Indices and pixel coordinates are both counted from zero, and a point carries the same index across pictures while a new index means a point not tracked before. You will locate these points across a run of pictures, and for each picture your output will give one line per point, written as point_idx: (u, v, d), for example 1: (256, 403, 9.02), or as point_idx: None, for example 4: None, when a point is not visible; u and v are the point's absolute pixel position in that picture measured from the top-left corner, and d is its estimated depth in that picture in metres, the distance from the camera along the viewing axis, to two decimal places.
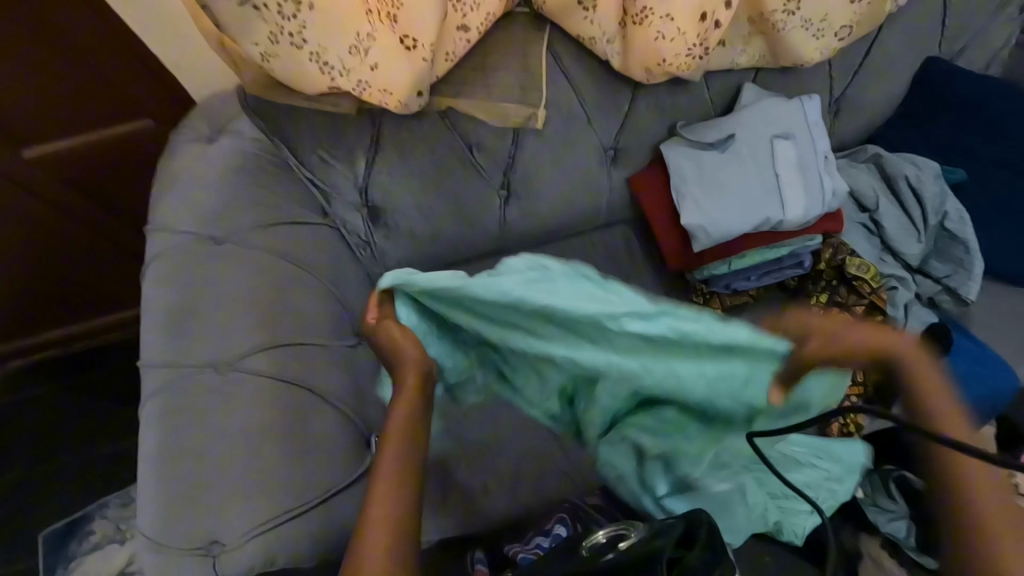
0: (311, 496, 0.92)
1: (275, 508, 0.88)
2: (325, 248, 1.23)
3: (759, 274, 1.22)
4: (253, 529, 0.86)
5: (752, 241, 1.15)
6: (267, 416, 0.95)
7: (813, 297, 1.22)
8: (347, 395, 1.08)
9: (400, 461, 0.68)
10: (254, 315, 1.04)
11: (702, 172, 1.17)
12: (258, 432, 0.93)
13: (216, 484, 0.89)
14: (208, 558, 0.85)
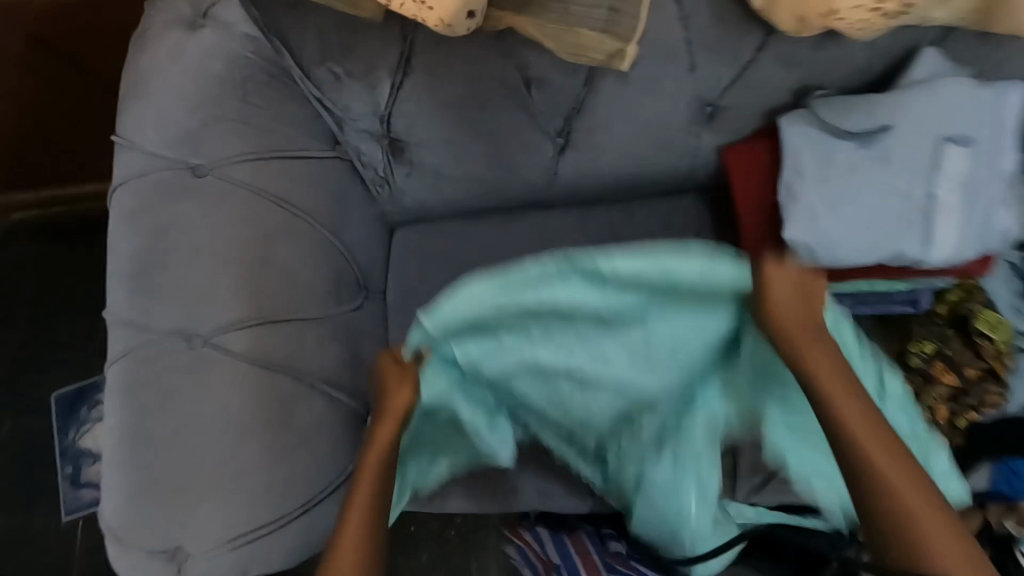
0: (293, 505, 0.82)
1: (253, 520, 0.79)
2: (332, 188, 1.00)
3: (856, 302, 0.99)
4: (220, 543, 0.78)
5: (865, 274, 0.91)
6: (242, 409, 0.81)
7: (915, 343, 1.00)
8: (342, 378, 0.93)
9: (384, 437, 0.76)
10: (235, 279, 0.86)
11: (827, 170, 0.88)
12: (232, 431, 0.80)
13: (181, 485, 0.78)
14: (172, 562, 0.78)
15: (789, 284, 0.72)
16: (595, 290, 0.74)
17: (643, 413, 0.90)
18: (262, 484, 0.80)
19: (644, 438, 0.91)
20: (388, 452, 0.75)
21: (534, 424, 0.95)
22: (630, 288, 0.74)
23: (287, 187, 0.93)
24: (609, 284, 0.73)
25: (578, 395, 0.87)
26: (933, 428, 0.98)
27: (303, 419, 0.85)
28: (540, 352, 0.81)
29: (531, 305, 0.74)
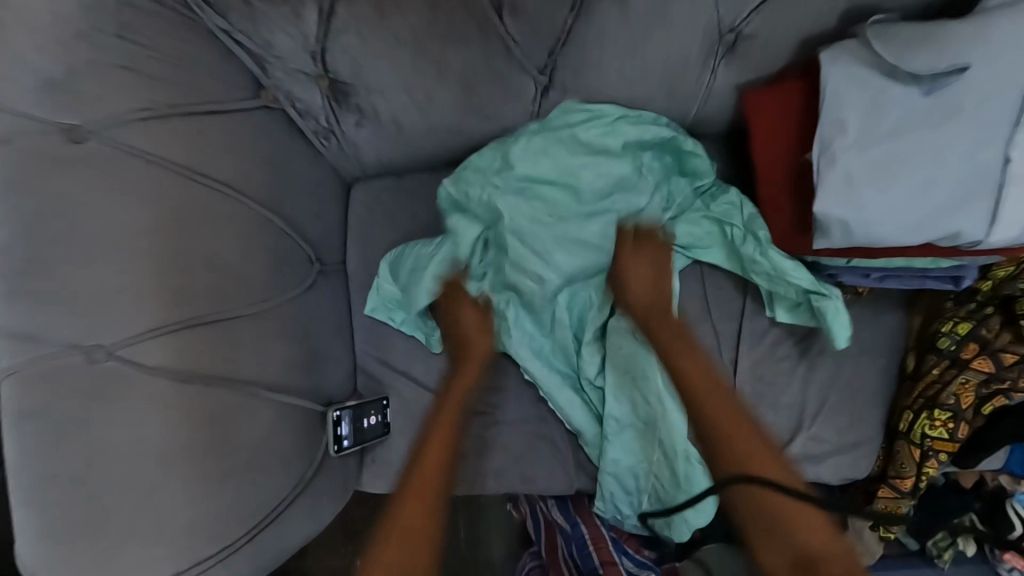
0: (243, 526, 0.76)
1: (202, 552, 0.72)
2: (265, 148, 0.83)
3: (884, 275, 0.87)
4: None
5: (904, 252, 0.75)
6: (179, 438, 0.70)
7: (948, 321, 0.90)
8: (297, 369, 0.85)
9: (466, 380, 0.94)
10: (145, 276, 0.69)
11: (874, 125, 0.71)
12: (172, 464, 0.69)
13: (107, 525, 0.67)
14: None
15: (648, 260, 0.93)
16: (581, 150, 0.94)
17: (603, 286, 1.00)
18: (209, 514, 0.72)
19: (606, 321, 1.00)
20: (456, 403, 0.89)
21: (512, 316, 1.00)
22: (597, 145, 0.93)
23: (201, 157, 0.75)
24: (581, 155, 0.93)
25: (557, 262, 0.97)
26: (954, 414, 0.87)
27: (251, 431, 0.77)
28: (531, 228, 0.96)
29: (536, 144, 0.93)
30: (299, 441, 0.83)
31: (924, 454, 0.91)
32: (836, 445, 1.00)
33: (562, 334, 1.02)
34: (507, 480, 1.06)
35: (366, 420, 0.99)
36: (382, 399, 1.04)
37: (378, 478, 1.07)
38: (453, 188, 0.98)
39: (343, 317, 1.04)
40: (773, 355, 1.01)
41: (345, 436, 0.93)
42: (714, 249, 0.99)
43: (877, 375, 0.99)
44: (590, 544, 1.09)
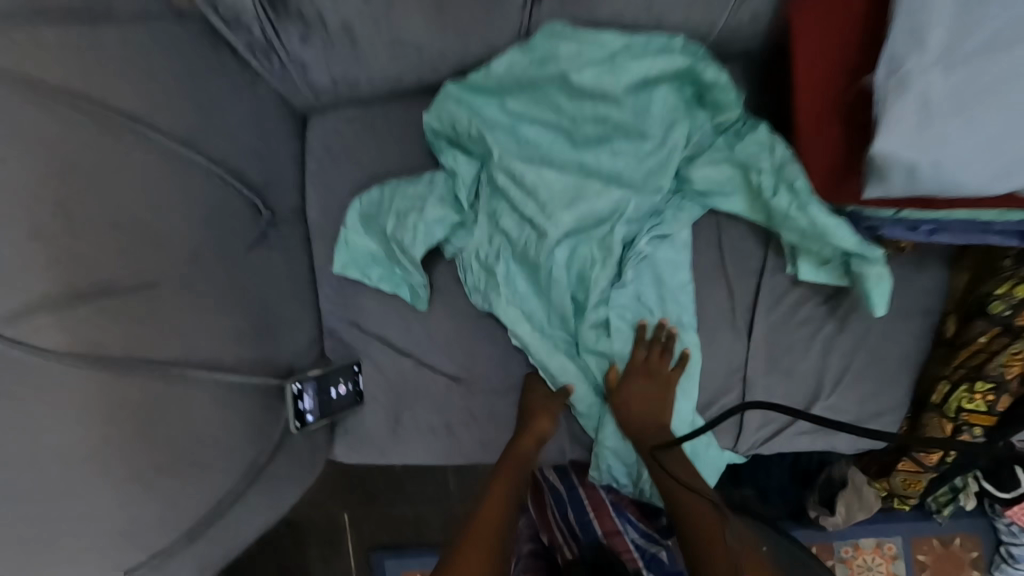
0: (186, 521, 0.66)
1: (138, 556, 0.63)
2: (189, 66, 0.71)
3: (933, 228, 0.73)
4: None
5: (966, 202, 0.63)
6: (92, 438, 0.57)
7: (1006, 280, 0.76)
8: (244, 336, 0.73)
9: (525, 456, 0.88)
10: (35, 241, 0.53)
11: (963, 39, 0.56)
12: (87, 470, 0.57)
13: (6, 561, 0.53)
14: None
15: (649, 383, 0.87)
16: (578, 87, 0.81)
17: (606, 241, 0.85)
18: (142, 515, 0.62)
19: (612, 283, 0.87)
20: (513, 480, 0.86)
21: (502, 274, 0.88)
22: (595, 80, 0.80)
23: (96, 82, 0.60)
24: (574, 95, 0.82)
25: (555, 216, 0.83)
26: (997, 386, 0.77)
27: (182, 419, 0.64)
28: (524, 174, 0.83)
29: (529, 73, 0.81)
30: (250, 421, 0.73)
31: (958, 429, 0.82)
32: (856, 416, 0.91)
33: (559, 299, 0.88)
34: (493, 450, 0.98)
35: (334, 390, 0.89)
36: (352, 366, 0.93)
37: (355, 449, 0.98)
38: (436, 123, 0.85)
39: (304, 274, 0.91)
40: (792, 318, 0.90)
41: (309, 411, 0.83)
42: (734, 196, 0.85)
43: (908, 340, 0.88)
44: (590, 510, 0.95)
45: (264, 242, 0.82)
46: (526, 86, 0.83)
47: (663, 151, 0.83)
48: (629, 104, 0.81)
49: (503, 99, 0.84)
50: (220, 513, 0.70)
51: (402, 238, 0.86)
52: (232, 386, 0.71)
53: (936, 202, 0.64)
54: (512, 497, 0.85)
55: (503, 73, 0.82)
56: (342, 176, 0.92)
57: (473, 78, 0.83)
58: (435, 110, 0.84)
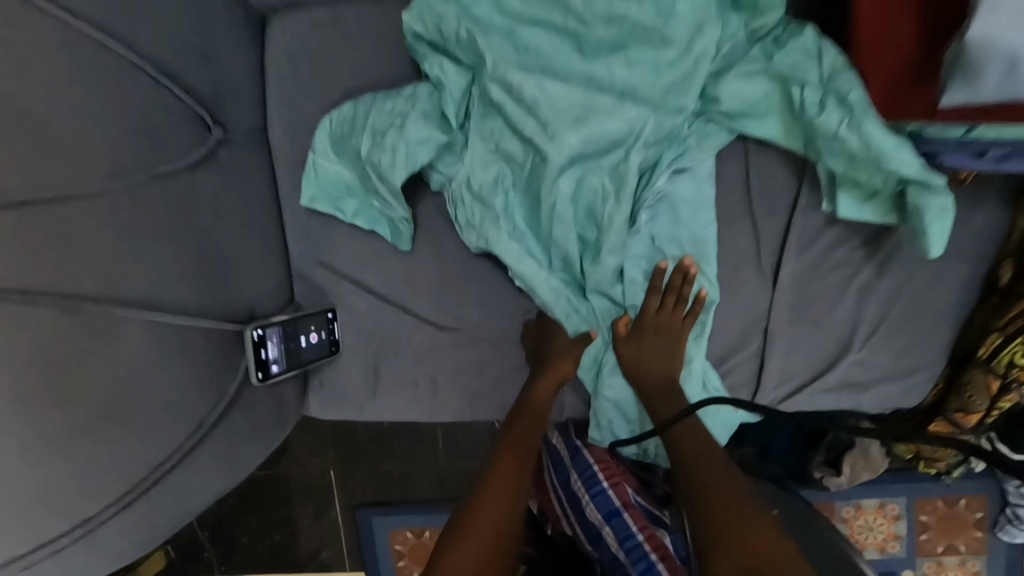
0: (118, 485, 0.57)
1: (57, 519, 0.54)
2: None
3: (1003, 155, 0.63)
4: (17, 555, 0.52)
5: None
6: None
7: None
8: (188, 272, 0.62)
9: (537, 413, 0.79)
10: None
11: None
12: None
13: None
14: None
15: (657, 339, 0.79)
16: None
17: (619, 169, 0.73)
18: (61, 474, 0.53)
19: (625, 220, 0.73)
20: (525, 440, 0.76)
21: (499, 208, 0.76)
22: None
23: None
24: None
25: (560, 138, 0.70)
26: None
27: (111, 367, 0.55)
28: (526, 87, 0.70)
29: None
30: (199, 368, 0.63)
31: (1004, 389, 0.73)
32: (886, 371, 0.82)
33: (563, 238, 0.76)
34: (484, 408, 0.89)
35: (304, 338, 0.79)
36: (327, 313, 0.82)
37: (330, 404, 0.89)
38: (420, 26, 0.71)
39: (268, 207, 0.79)
40: (824, 263, 0.79)
41: (274, 360, 0.73)
42: (769, 118, 0.72)
43: (953, 289, 0.78)
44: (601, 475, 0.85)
45: (216, 165, 0.69)
46: None
47: (688, 60, 0.70)
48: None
49: None
50: (168, 472, 0.61)
51: (379, 162, 0.72)
52: (176, 330, 0.61)
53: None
54: (531, 458, 0.75)
55: None
56: (310, 91, 0.78)
57: None
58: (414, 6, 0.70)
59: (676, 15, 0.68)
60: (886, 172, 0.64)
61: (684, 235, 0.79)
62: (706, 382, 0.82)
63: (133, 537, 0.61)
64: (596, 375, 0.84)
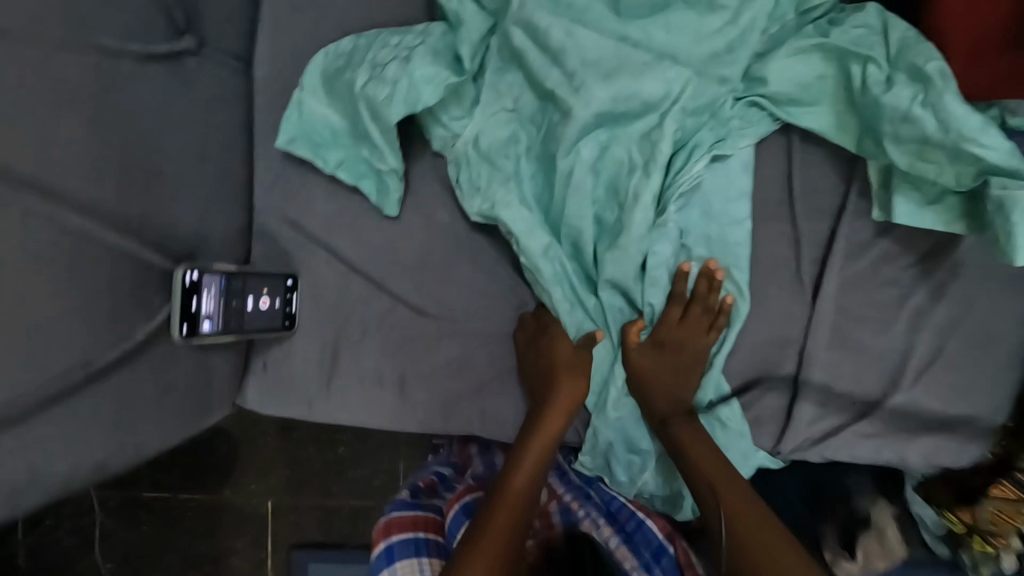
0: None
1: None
2: None
3: None
4: None
5: None
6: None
7: None
8: (114, 175, 0.51)
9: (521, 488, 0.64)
10: None
11: None
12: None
13: None
14: None
15: (666, 357, 0.69)
16: None
17: (648, 137, 0.62)
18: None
19: (650, 198, 0.63)
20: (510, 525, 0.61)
21: (507, 173, 0.66)
22: None
23: None
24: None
25: (586, 92, 0.61)
26: None
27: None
28: (554, 33, 0.61)
29: None
30: (103, 299, 0.50)
31: None
32: (937, 418, 0.70)
33: (577, 214, 0.65)
34: (459, 418, 0.74)
35: (252, 300, 0.65)
36: (286, 279, 0.69)
37: (273, 394, 0.73)
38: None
39: (238, 145, 0.67)
40: (870, 283, 0.69)
41: (207, 315, 0.58)
42: (821, 106, 0.64)
43: (1015, 326, 0.68)
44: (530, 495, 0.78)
45: (182, 78, 0.58)
46: None
47: (738, 29, 0.62)
48: None
49: None
50: (31, 416, 0.47)
51: (375, 94, 0.62)
52: (77, 242, 0.48)
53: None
54: (526, 518, 0.63)
55: None
56: (308, 25, 0.68)
57: None
58: None
59: None
60: (963, 159, 0.55)
61: (716, 232, 0.68)
62: (712, 409, 0.71)
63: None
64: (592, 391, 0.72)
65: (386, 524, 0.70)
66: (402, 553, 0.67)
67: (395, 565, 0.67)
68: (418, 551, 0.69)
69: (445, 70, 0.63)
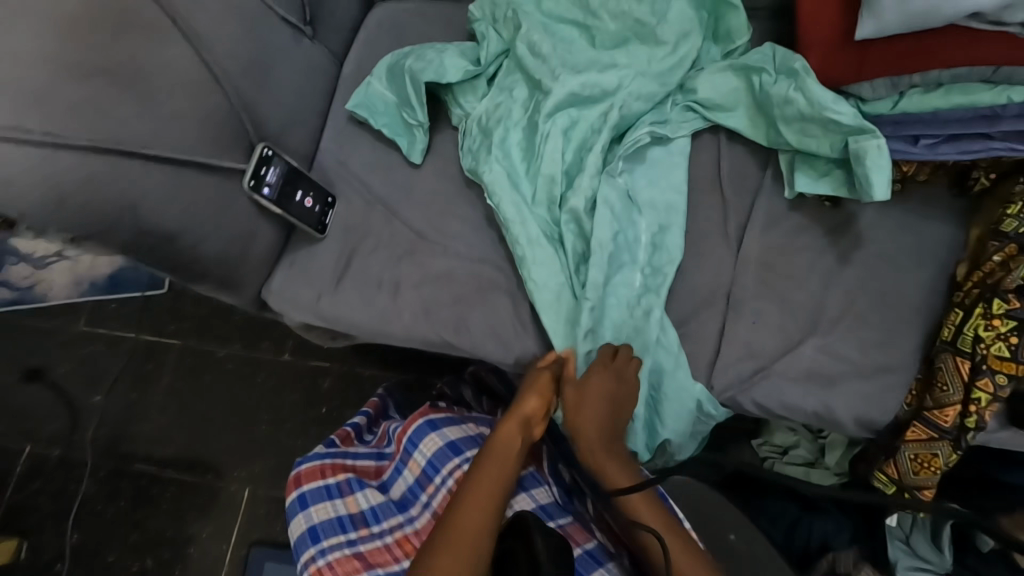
0: (92, 172, 0.65)
1: (37, 156, 0.62)
2: None
3: (932, 139, 0.72)
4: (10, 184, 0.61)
5: (939, 52, 0.68)
6: (39, 38, 0.64)
7: (1012, 204, 0.71)
8: (241, 74, 0.78)
9: (481, 509, 0.69)
10: None
11: None
12: (26, 60, 0.63)
13: None
14: None
15: (599, 389, 0.78)
16: None
17: (604, 117, 0.88)
18: (60, 116, 0.63)
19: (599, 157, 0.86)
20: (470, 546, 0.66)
21: (499, 138, 0.89)
22: None
23: None
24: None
25: (559, 86, 0.88)
26: (1021, 325, 0.67)
27: (152, 79, 0.70)
28: (543, 47, 0.90)
29: None
30: (211, 140, 0.74)
31: (976, 371, 0.69)
32: (854, 368, 0.78)
33: (546, 167, 0.87)
34: (437, 323, 0.86)
35: (301, 196, 0.85)
36: (327, 195, 0.88)
37: (292, 284, 0.88)
38: (479, 11, 0.96)
39: (320, 102, 0.95)
40: (788, 246, 0.83)
41: (268, 184, 0.80)
42: (738, 110, 0.86)
43: (916, 292, 0.79)
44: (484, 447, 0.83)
45: (297, 44, 0.88)
46: None
47: (676, 56, 0.88)
48: (647, 10, 0.89)
49: None
50: (135, 188, 0.68)
51: (418, 69, 0.91)
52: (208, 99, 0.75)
53: (930, 38, 0.68)
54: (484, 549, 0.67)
55: None
56: (385, 38, 0.99)
57: None
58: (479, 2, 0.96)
59: (668, 22, 0.88)
60: (831, 129, 0.75)
61: (659, 195, 0.86)
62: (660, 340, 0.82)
63: (73, 225, 0.65)
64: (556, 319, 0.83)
65: (296, 476, 0.80)
66: (315, 499, 0.78)
67: (310, 509, 0.77)
68: (329, 493, 0.79)
69: (468, 65, 0.92)
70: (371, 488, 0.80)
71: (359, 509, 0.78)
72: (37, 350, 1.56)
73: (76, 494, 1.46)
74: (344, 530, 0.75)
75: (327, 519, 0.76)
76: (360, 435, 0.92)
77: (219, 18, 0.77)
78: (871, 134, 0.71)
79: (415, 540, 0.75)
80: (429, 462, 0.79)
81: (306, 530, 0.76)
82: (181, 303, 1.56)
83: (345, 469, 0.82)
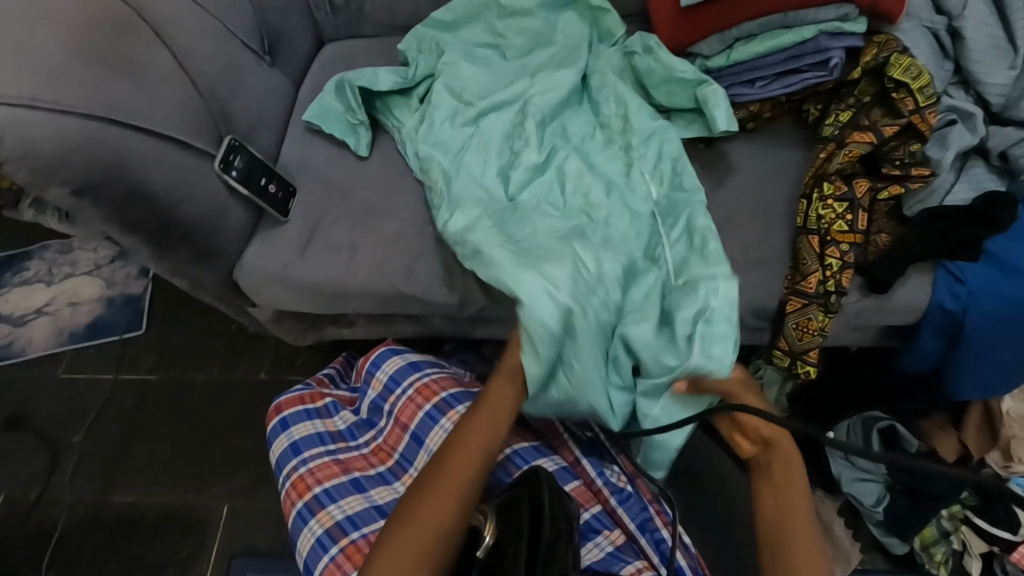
0: (88, 135, 0.80)
1: (46, 119, 0.78)
2: None
3: (765, 80, 0.93)
4: (28, 143, 0.77)
5: (744, 12, 0.90)
6: (55, 45, 0.82)
7: (831, 115, 0.89)
8: (214, 80, 0.98)
9: (466, 459, 0.75)
10: None
11: None
12: (46, 60, 0.81)
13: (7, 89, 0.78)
14: None
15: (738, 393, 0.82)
16: (505, 19, 1.13)
17: (518, 113, 1.04)
18: (67, 91, 0.80)
19: (525, 144, 1.00)
20: (448, 496, 0.72)
21: (424, 136, 1.04)
22: (519, 17, 1.12)
23: None
24: (505, 18, 1.13)
25: (477, 95, 1.07)
26: (851, 204, 0.86)
27: (145, 73, 0.89)
28: (463, 64, 1.10)
29: (455, 7, 1.14)
30: (189, 126, 0.92)
31: (825, 243, 0.86)
32: (741, 264, 0.91)
33: (482, 154, 1.01)
34: (389, 275, 0.98)
35: (267, 184, 0.99)
36: (289, 183, 1.03)
37: (260, 257, 1.00)
38: (405, 43, 1.15)
39: (281, 116, 1.12)
40: None
41: (236, 167, 0.96)
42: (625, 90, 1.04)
43: (786, 201, 0.94)
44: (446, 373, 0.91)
45: (260, 66, 1.08)
46: (467, 24, 1.15)
47: (570, 53, 1.08)
48: (542, 29, 1.12)
49: (447, 26, 1.15)
50: (127, 148, 0.84)
51: (356, 79, 1.09)
52: (186, 97, 0.93)
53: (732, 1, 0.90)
54: (464, 504, 0.72)
55: (447, 13, 1.14)
56: (333, 65, 1.19)
57: (432, 14, 1.15)
58: (406, 36, 1.15)
59: (561, 30, 1.11)
60: (685, 85, 0.96)
61: (593, 158, 1.00)
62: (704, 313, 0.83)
63: (74, 176, 0.80)
64: (536, 278, 0.83)
65: (278, 404, 0.92)
66: (296, 420, 0.91)
67: (292, 429, 0.90)
68: (310, 415, 0.92)
69: (398, 79, 1.11)
70: (346, 411, 0.93)
71: (337, 428, 0.91)
72: (14, 400, 1.59)
73: (52, 533, 1.44)
74: (324, 443, 0.89)
75: (308, 434, 0.89)
76: (335, 382, 1.01)
77: (196, 39, 0.97)
78: (711, 86, 0.92)
79: (387, 448, 0.89)
80: (391, 378, 0.91)
81: (289, 446, 0.89)
82: (160, 340, 1.63)
83: (323, 396, 0.95)
